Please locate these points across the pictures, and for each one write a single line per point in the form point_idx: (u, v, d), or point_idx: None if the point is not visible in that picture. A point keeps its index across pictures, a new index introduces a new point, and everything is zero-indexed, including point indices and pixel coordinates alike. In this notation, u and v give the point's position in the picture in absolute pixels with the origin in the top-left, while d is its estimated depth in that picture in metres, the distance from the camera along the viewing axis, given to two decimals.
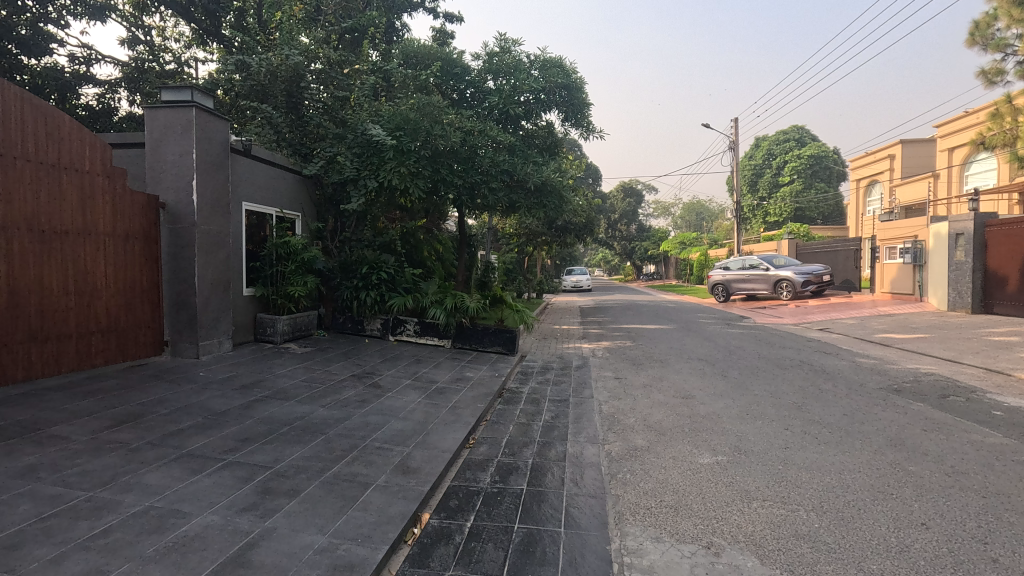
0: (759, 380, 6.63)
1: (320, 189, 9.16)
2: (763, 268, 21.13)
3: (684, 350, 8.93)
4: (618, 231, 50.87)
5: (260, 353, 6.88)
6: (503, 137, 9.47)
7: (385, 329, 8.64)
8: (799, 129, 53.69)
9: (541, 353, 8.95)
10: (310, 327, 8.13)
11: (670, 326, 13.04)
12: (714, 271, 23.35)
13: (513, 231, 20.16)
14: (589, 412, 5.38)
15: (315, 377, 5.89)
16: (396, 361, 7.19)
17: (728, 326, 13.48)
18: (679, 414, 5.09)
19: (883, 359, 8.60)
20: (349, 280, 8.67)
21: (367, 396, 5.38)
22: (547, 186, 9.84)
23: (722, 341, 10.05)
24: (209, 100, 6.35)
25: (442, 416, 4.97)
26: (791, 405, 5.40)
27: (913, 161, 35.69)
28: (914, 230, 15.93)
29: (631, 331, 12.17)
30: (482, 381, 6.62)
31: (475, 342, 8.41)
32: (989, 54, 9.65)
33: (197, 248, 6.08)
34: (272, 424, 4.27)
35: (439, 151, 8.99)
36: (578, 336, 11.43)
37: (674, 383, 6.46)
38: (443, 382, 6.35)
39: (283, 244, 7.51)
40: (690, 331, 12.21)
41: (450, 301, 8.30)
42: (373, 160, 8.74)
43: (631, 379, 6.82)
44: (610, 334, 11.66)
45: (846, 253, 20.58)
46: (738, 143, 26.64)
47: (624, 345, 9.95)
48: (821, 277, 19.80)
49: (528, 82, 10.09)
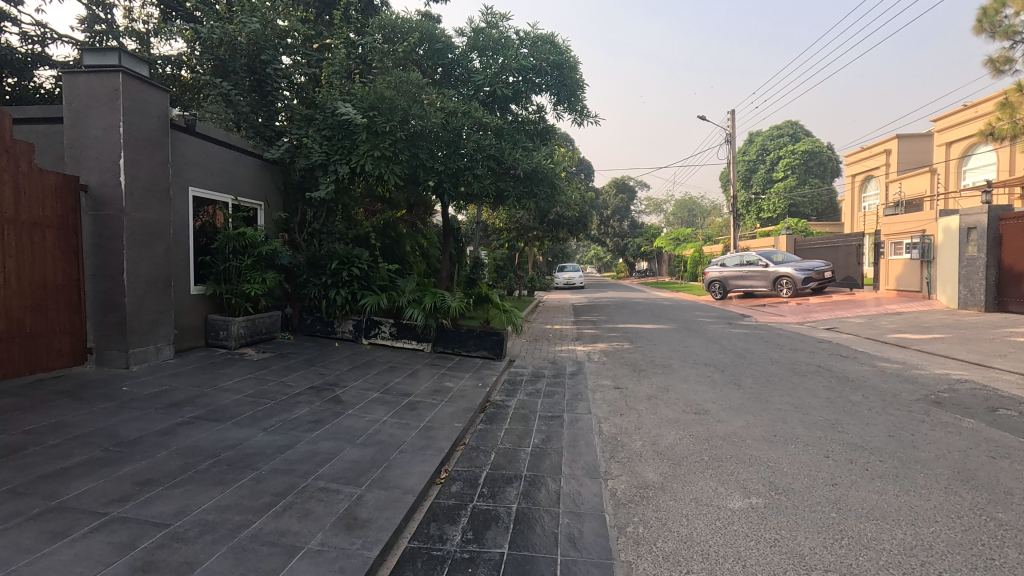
0: (779, 390, 5.82)
1: (286, 176, 8.27)
2: (762, 264, 20.41)
3: (689, 354, 8.12)
4: (612, 227, 50.18)
5: (209, 360, 5.99)
6: (489, 119, 8.60)
7: (358, 331, 7.78)
8: (793, 125, 53.30)
9: (531, 357, 8.11)
10: (273, 329, 7.25)
11: (669, 326, 12.25)
12: (711, 267, 22.61)
13: (504, 225, 19.31)
14: (587, 433, 4.54)
15: (266, 391, 5.01)
16: (367, 369, 6.31)
17: (732, 325, 12.72)
18: (694, 437, 4.26)
19: (907, 363, 7.83)
20: (317, 276, 7.81)
21: (323, 414, 4.51)
22: (538, 174, 8.99)
23: (729, 343, 9.24)
24: (143, 68, 5.47)
25: (411, 441, 4.12)
26: (824, 423, 4.59)
27: (910, 156, 35.14)
28: (921, 224, 15.22)
29: (628, 331, 11.37)
30: (463, 392, 5.76)
31: (458, 345, 7.56)
32: (997, 42, 8.89)
33: (126, 239, 5.20)
34: (191, 457, 3.40)
35: (418, 133, 8.11)
36: (571, 337, 10.59)
37: (684, 395, 5.63)
38: (418, 395, 5.49)
39: (238, 235, 6.61)
40: (691, 332, 11.39)
41: (430, 299, 7.42)
42: (344, 143, 7.85)
43: (633, 388, 6.00)
44: (606, 335, 10.85)
45: (848, 248, 19.88)
46: (735, 136, 25.93)
47: (623, 347, 9.12)
48: (823, 274, 19.08)
49: (517, 60, 9.24)
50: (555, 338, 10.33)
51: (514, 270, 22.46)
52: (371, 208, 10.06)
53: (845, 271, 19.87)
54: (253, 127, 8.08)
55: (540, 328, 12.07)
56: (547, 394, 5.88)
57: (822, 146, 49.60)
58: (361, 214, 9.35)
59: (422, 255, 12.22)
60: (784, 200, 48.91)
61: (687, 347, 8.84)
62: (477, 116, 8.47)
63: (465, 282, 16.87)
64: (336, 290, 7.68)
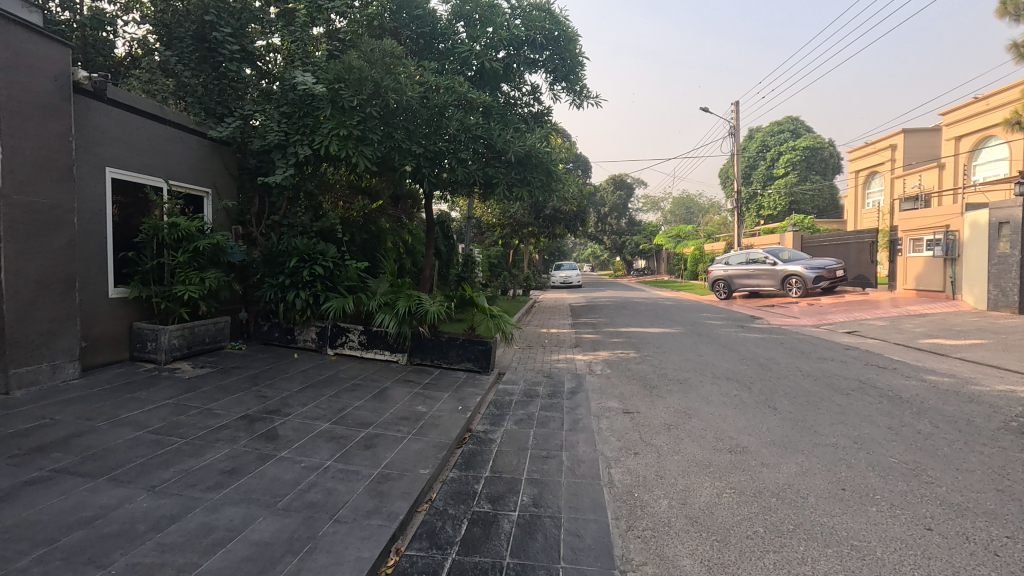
0: (826, 416, 4.75)
1: (240, 160, 7.15)
2: (769, 262, 19.37)
3: (705, 365, 7.04)
4: (609, 225, 49.23)
5: (127, 379, 4.89)
6: (476, 95, 7.48)
7: (322, 340, 6.73)
8: (794, 121, 52.41)
9: (523, 370, 7.02)
10: (218, 339, 6.17)
11: (676, 330, 11.17)
12: (714, 265, 21.57)
13: (497, 220, 18.22)
14: (593, 482, 3.46)
15: (180, 423, 3.91)
16: (323, 388, 5.22)
17: (744, 329, 11.66)
18: (738, 494, 3.18)
19: (958, 375, 6.79)
20: (274, 276, 6.72)
21: (246, 460, 3.41)
22: (532, 159, 7.90)
23: (749, 352, 8.15)
24: (33, 14, 4.37)
25: (355, 501, 3.04)
26: (902, 467, 3.52)
27: (916, 151, 34.17)
28: (944, 219, 14.19)
29: (632, 337, 10.28)
30: (437, 419, 4.68)
31: (437, 356, 6.50)
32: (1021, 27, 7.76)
33: (5, 228, 4.10)
34: (11, 547, 2.30)
35: (393, 110, 7.00)
36: (569, 343, 9.50)
37: (710, 423, 4.55)
38: (380, 424, 4.40)
39: (170, 227, 5.51)
40: (702, 337, 10.32)
41: (404, 302, 6.33)
42: (306, 120, 6.76)
43: (647, 413, 4.93)
44: (609, 340, 9.77)
45: (859, 246, 18.80)
46: (738, 129, 24.91)
47: (627, 356, 8.05)
48: (834, 272, 18.07)
49: (508, 30, 8.14)
50: (550, 345, 9.24)
51: (508, 269, 21.40)
52: (343, 200, 8.93)
53: (857, 269, 18.83)
54: (199, 101, 6.87)
55: (536, 334, 10.99)
56: (541, 422, 4.80)
57: (823, 142, 48.62)
58: (330, 206, 8.23)
59: (400, 254, 11.03)
60: (784, 197, 47.97)
61: (701, 356, 7.77)
62: (462, 92, 7.36)
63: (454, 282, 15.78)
64: (295, 293, 6.58)
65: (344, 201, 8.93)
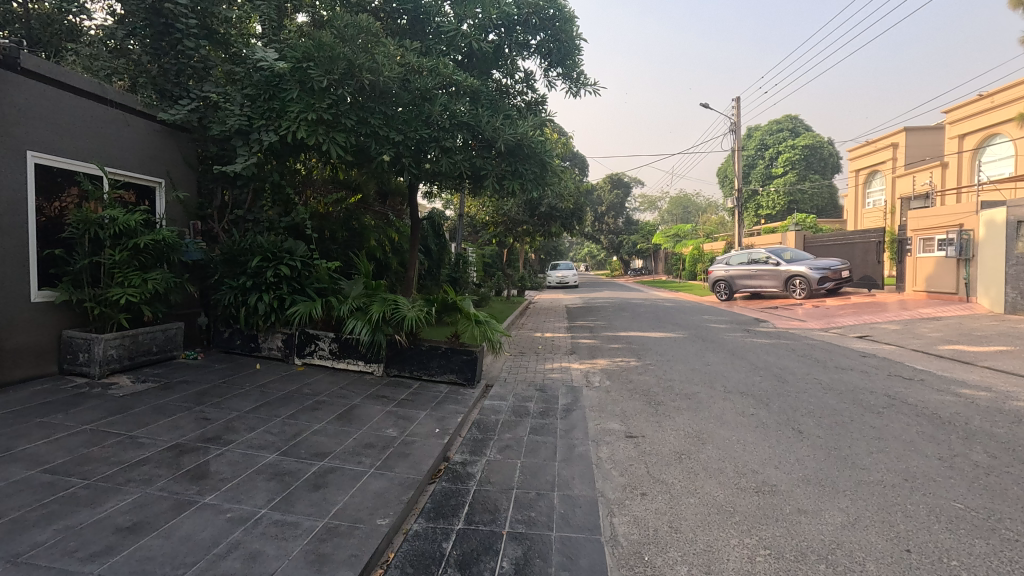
0: (862, 442, 4.07)
1: (200, 148, 6.44)
2: (772, 263, 18.74)
3: (715, 376, 6.37)
4: (606, 224, 48.72)
5: (46, 398, 4.19)
6: (462, 77, 6.79)
7: (288, 348, 6.05)
8: (793, 120, 51.88)
9: (513, 382, 6.33)
10: (166, 348, 5.48)
11: (678, 334, 10.51)
12: (715, 266, 20.93)
13: (490, 219, 17.56)
14: (592, 537, 2.77)
15: (90, 457, 3.23)
16: (280, 408, 4.51)
17: (749, 333, 11.03)
18: (776, 559, 2.50)
19: (994, 388, 6.13)
20: (234, 277, 6.03)
21: (156, 511, 2.71)
22: (524, 149, 7.22)
23: (758, 361, 7.49)
24: None
25: (284, 572, 2.33)
26: (974, 519, 2.84)
27: (918, 150, 33.61)
28: (956, 218, 13.56)
29: (632, 342, 9.63)
30: (409, 447, 3.98)
31: (416, 367, 5.85)
32: None
33: None
34: None
35: (369, 92, 6.28)
36: (564, 349, 8.82)
37: (728, 453, 3.88)
38: (339, 455, 3.70)
39: (107, 222, 4.82)
40: (706, 342, 9.66)
41: (380, 306, 5.64)
42: (272, 104, 6.06)
43: (654, 438, 4.24)
44: (608, 346, 9.12)
45: (865, 246, 18.15)
46: (739, 126, 24.30)
47: (628, 364, 7.38)
48: (839, 273, 17.45)
49: (499, 8, 7.44)
50: (544, 352, 8.55)
51: (502, 269, 20.78)
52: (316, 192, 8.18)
53: (862, 270, 18.20)
54: (152, 82, 6.15)
55: (529, 338, 10.31)
56: (530, 449, 4.10)
57: (823, 141, 48.04)
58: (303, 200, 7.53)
59: (381, 252, 10.28)
60: (783, 196, 47.38)
61: (709, 365, 7.11)
62: (447, 73, 6.65)
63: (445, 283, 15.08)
64: (258, 296, 5.90)
65: (316, 194, 8.17)
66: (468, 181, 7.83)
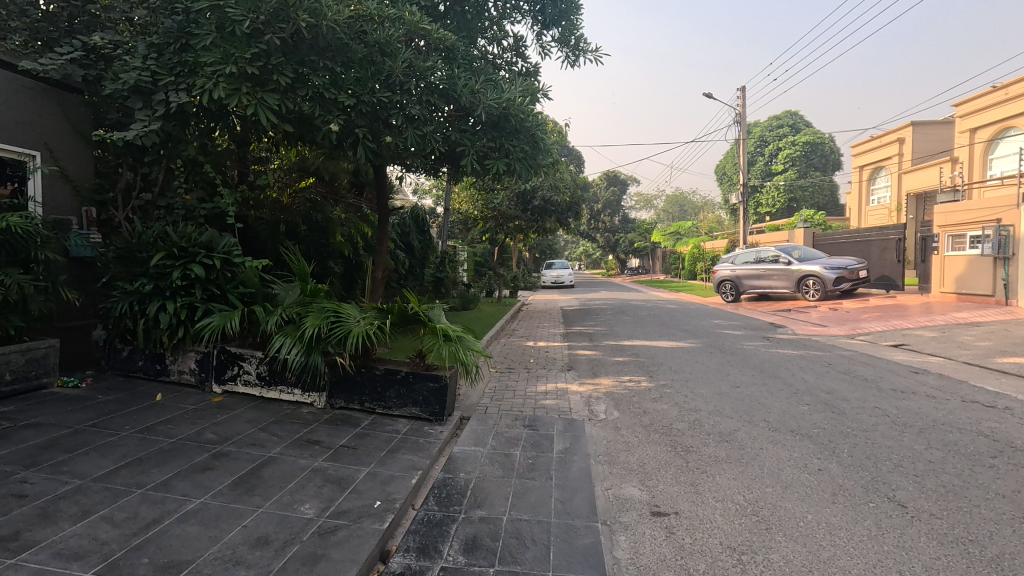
0: (1008, 531, 2.71)
1: (97, 114, 5.04)
2: (782, 262, 17.46)
3: (752, 407, 5.01)
4: (602, 222, 47.62)
5: None
6: (433, 29, 5.42)
7: (204, 372, 4.68)
8: (793, 116, 50.69)
9: (494, 414, 4.96)
10: (26, 377, 4.09)
11: (691, 343, 9.18)
12: (720, 265, 19.64)
13: (479, 213, 16.21)
14: None
15: None
16: (153, 469, 3.14)
17: (768, 341, 9.73)
18: None
19: None
20: (131, 280, 4.63)
21: None
22: (510, 122, 5.89)
23: (797, 380, 6.16)
24: None
25: None
26: None
27: (925, 145, 32.45)
28: (993, 212, 12.29)
29: (638, 353, 8.30)
30: (325, 543, 2.60)
31: (367, 397, 4.52)
32: None
33: None
34: None
35: (310, 43, 4.90)
36: (560, 364, 7.44)
37: (811, 553, 2.53)
38: (205, 565, 2.32)
39: None
40: (725, 354, 8.34)
41: (316, 318, 4.25)
42: (184, 55, 4.67)
43: (694, 522, 2.88)
44: (613, 359, 7.78)
45: (883, 244, 16.86)
46: (744, 117, 23.04)
47: (637, 385, 6.05)
48: (855, 273, 16.17)
49: None
50: (536, 369, 7.17)
51: (493, 268, 19.51)
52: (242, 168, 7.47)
53: (880, 269, 16.92)
54: (28, 26, 4.74)
55: (519, 349, 8.94)
56: (513, 542, 2.72)
57: (823, 137, 46.96)
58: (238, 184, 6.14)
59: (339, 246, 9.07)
60: (783, 193, 46.21)
61: (738, 387, 5.78)
62: (414, 22, 5.26)
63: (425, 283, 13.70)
64: (161, 304, 4.52)
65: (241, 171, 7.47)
66: (443, 159, 6.48)
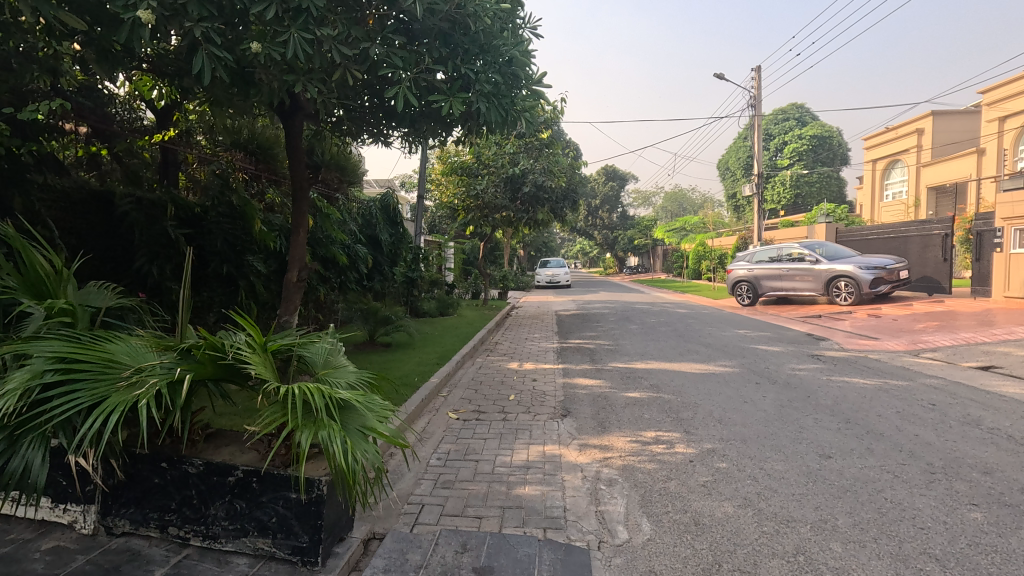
0: None
1: None
2: (808, 261, 15.27)
3: (887, 519, 2.85)
4: (599, 218, 45.60)
5: None
6: None
7: None
8: (798, 108, 48.55)
9: (428, 530, 2.78)
10: None
11: (726, 366, 7.01)
12: (736, 264, 17.36)
13: (460, 202, 14.00)
14: None
15: None
16: None
17: (820, 361, 7.57)
18: None
19: None
20: None
21: None
22: (468, 34, 3.80)
23: (917, 443, 3.99)
24: None
25: None
26: None
27: (945, 136, 30.46)
28: None
29: (658, 381, 6.13)
30: None
31: (173, 520, 2.37)
32: None
33: None
34: None
35: None
36: (552, 404, 5.24)
37: None
38: None
39: None
40: (773, 382, 6.24)
41: (31, 370, 2.02)
42: None
43: None
44: (628, 394, 5.59)
45: (924, 240, 14.74)
46: (759, 100, 20.95)
47: (670, 450, 3.91)
48: (895, 273, 14.05)
49: None
50: (516, 414, 4.95)
51: (480, 267, 17.37)
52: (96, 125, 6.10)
53: (922, 269, 14.76)
54: None
55: (499, 374, 6.73)
56: None
57: (830, 131, 44.88)
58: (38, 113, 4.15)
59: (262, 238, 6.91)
60: (789, 189, 44.18)
61: (829, 460, 3.66)
62: None
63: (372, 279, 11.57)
64: None
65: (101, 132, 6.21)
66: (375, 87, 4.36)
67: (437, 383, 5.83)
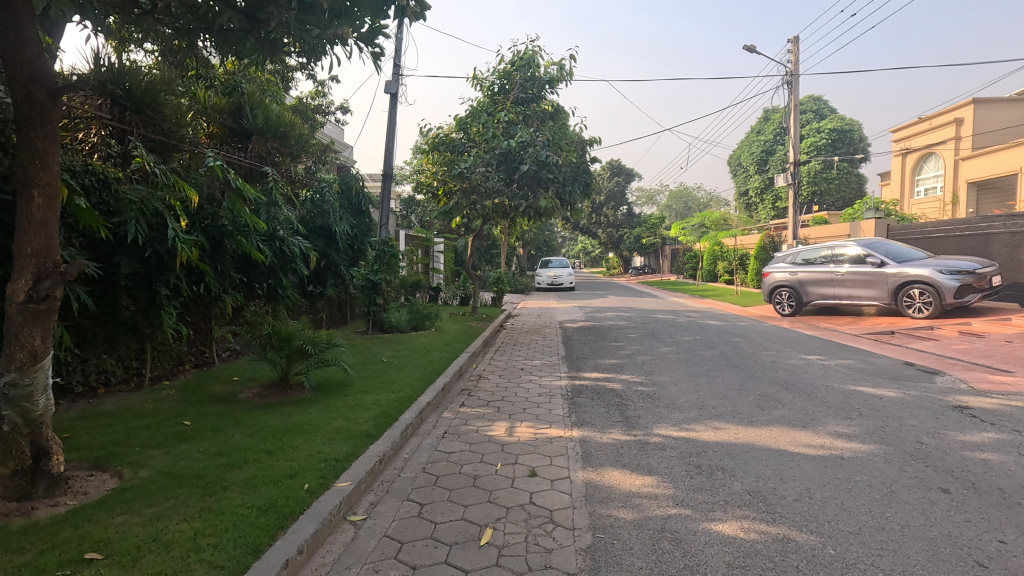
0: None
1: None
2: (869, 263, 12.49)
3: None
4: (604, 215, 42.99)
5: None
6: None
7: None
8: (816, 100, 45.77)
9: None
10: None
11: (852, 440, 4.19)
12: (776, 266, 14.62)
13: (441, 186, 11.24)
14: None
15: None
16: None
17: (984, 422, 4.78)
18: None
19: None
20: None
21: None
22: None
23: None
24: None
25: None
26: None
27: (986, 125, 27.83)
28: None
29: (759, 484, 3.35)
30: None
31: None
32: None
33: None
34: None
35: None
36: (569, 568, 2.48)
37: None
38: None
39: None
40: (965, 477, 3.46)
41: None
42: None
43: None
44: (718, 530, 2.79)
45: (1016, 238, 11.96)
46: (796, 75, 18.14)
47: None
48: (985, 277, 11.21)
49: None
50: None
51: (470, 267, 14.59)
52: None
53: (1012, 273, 12.00)
54: None
55: (476, 454, 3.95)
56: None
57: (851, 123, 42.10)
58: None
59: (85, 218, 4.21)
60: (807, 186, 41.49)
61: None
62: None
63: (307, 288, 8.95)
64: None
65: None
66: None
67: (348, 496, 3.08)
